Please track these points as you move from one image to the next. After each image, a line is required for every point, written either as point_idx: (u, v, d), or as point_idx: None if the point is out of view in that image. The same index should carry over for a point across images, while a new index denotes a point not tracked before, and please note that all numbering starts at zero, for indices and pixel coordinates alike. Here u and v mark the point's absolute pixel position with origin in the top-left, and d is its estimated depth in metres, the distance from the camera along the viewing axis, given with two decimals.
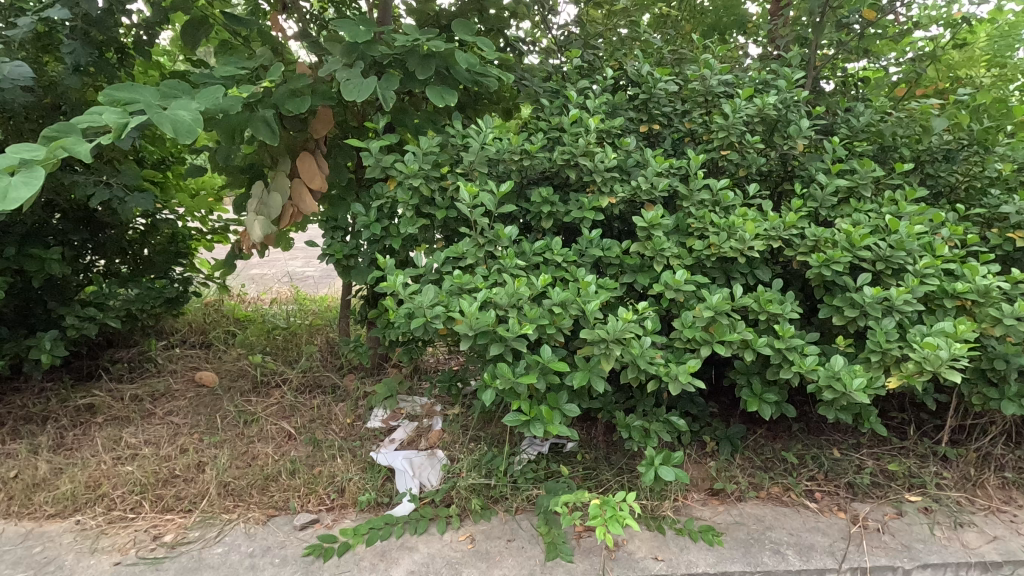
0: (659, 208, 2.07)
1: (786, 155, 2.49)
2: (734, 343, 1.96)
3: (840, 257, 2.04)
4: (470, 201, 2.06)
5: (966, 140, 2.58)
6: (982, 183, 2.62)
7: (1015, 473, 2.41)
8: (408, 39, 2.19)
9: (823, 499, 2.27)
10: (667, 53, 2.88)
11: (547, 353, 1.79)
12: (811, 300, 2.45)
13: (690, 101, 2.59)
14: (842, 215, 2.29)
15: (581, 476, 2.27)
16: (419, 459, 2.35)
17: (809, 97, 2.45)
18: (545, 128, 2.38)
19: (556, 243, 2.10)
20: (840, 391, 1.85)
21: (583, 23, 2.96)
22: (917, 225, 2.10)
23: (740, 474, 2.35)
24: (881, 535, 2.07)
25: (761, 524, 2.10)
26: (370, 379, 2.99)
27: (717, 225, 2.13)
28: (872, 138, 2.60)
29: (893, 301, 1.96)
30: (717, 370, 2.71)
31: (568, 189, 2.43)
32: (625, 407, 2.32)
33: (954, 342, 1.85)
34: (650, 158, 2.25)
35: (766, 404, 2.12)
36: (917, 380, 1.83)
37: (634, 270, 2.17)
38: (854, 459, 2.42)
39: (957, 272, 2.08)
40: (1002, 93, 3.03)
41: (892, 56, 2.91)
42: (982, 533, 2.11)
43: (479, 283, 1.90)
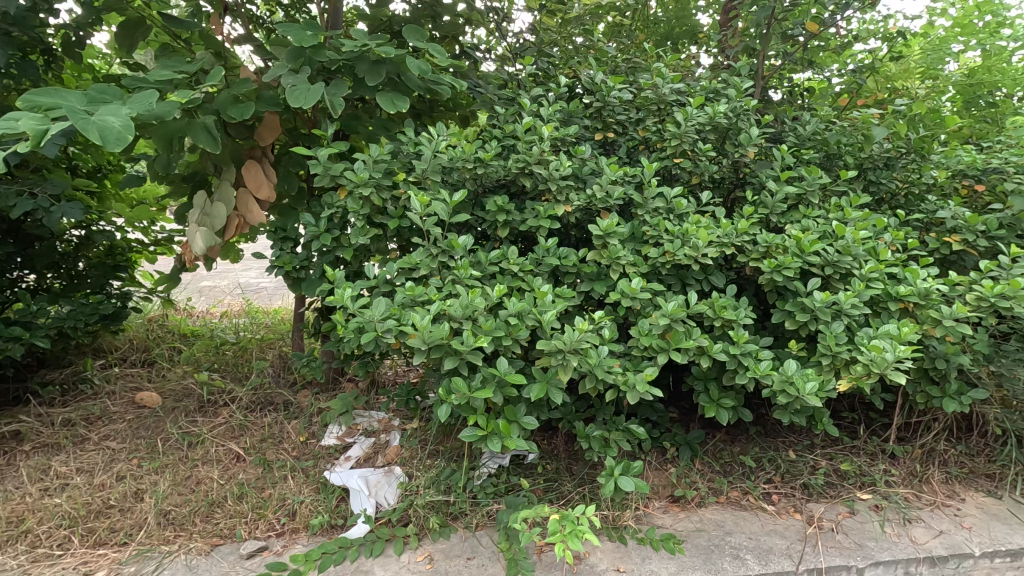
0: (614, 216, 2.07)
1: (737, 162, 2.55)
2: (691, 350, 1.96)
3: (791, 263, 2.08)
4: (422, 211, 2.01)
5: (905, 149, 2.68)
6: (920, 189, 2.73)
7: (958, 467, 2.50)
8: (357, 45, 2.12)
9: (780, 501, 2.30)
10: (620, 62, 2.91)
11: (503, 366, 1.75)
12: (764, 305, 2.50)
13: (644, 109, 2.58)
14: (792, 221, 2.34)
15: (542, 488, 2.24)
16: (376, 476, 2.26)
17: (758, 106, 2.50)
18: (500, 135, 2.35)
19: (512, 252, 2.07)
20: (794, 395, 1.88)
21: (537, 31, 2.95)
22: (862, 231, 2.16)
23: (699, 479, 2.37)
24: (835, 535, 2.11)
25: (720, 529, 2.11)
26: (325, 395, 2.89)
27: (672, 232, 2.14)
28: (818, 146, 2.69)
29: (842, 305, 2.01)
30: (675, 376, 2.73)
31: (525, 198, 2.42)
32: (586, 416, 2.31)
33: (899, 344, 1.90)
34: (605, 166, 2.25)
35: (722, 410, 2.15)
36: (866, 382, 1.87)
37: (591, 279, 2.16)
38: (808, 460, 2.47)
39: (900, 276, 2.14)
40: (936, 103, 3.17)
41: (834, 68, 3.00)
42: (929, 528, 2.17)
43: (432, 294, 1.85)
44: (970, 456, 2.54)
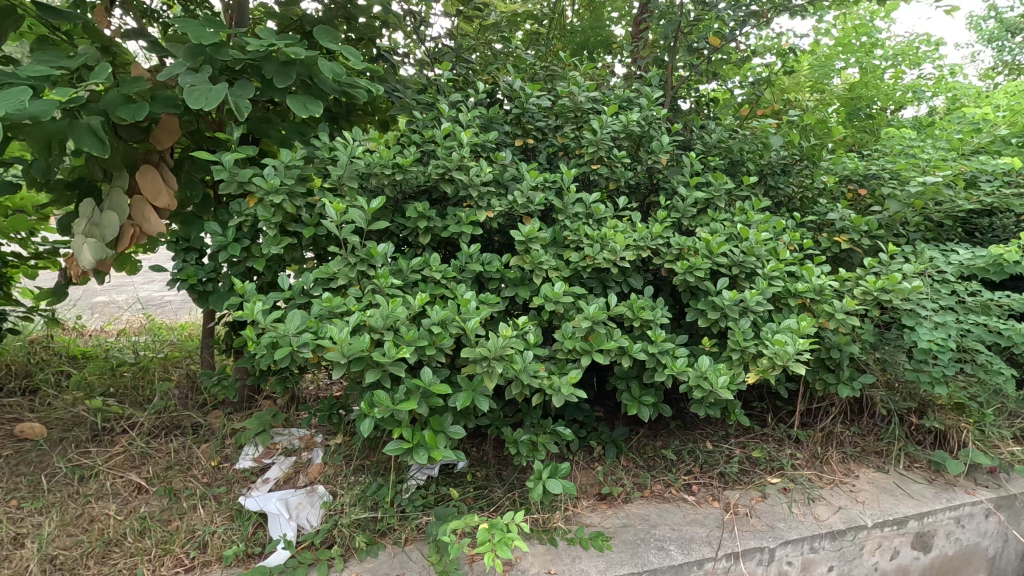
0: (536, 221, 2.09)
1: (651, 168, 2.66)
2: (612, 351, 2.02)
3: (701, 264, 2.19)
4: (338, 219, 1.93)
5: (798, 156, 2.90)
6: (812, 193, 2.97)
7: (852, 447, 2.73)
8: (263, 45, 2.01)
9: (699, 491, 2.42)
10: (538, 70, 2.96)
11: (427, 376, 1.72)
12: (680, 305, 2.62)
13: (562, 116, 2.64)
14: (702, 224, 2.47)
15: (472, 496, 2.22)
16: (297, 497, 2.14)
17: (668, 115, 2.62)
18: (419, 140, 2.31)
19: (435, 259, 2.04)
20: (708, 389, 1.98)
21: (455, 36, 2.94)
22: (763, 233, 2.32)
23: (624, 476, 2.44)
24: (749, 519, 2.23)
25: (645, 523, 2.17)
26: (240, 415, 2.71)
27: (591, 237, 2.19)
28: (724, 152, 2.86)
29: (748, 303, 2.14)
30: (600, 377, 2.81)
31: (447, 205, 2.39)
32: (514, 420, 2.32)
33: (799, 337, 2.04)
34: (525, 173, 2.28)
35: (644, 407, 2.23)
36: (771, 374, 2.00)
37: (515, 284, 2.17)
38: (724, 449, 2.62)
39: (798, 273, 2.31)
40: (824, 115, 3.47)
41: (736, 80, 3.20)
42: (830, 505, 2.35)
43: (352, 305, 1.78)
44: (861, 436, 2.79)
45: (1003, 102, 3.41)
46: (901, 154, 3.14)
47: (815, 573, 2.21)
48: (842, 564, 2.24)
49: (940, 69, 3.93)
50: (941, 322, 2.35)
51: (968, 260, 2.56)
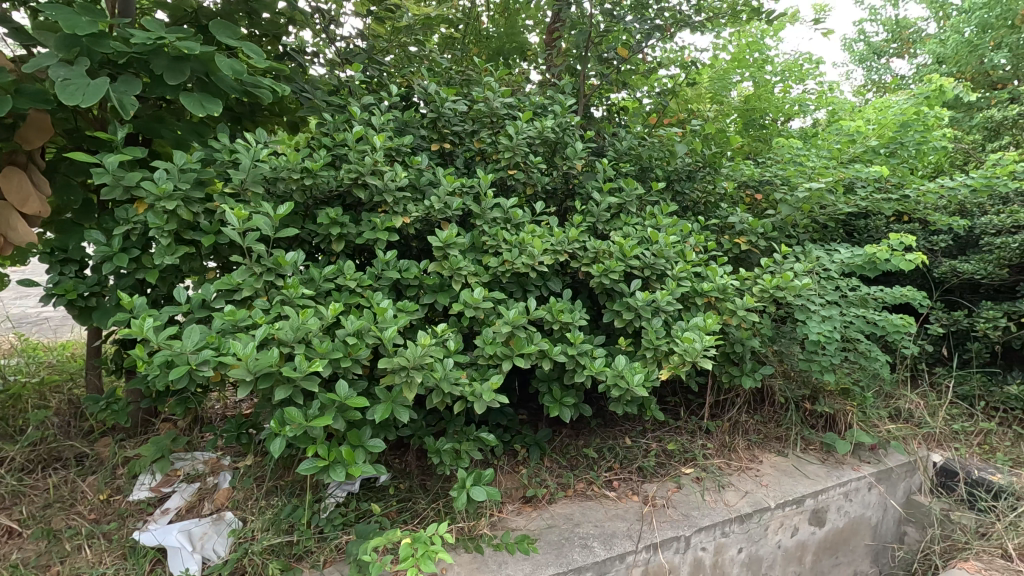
0: (453, 227, 2.07)
1: (567, 174, 2.73)
2: (533, 354, 2.03)
3: (616, 266, 2.27)
4: (240, 226, 1.80)
5: (701, 163, 3.06)
6: (714, 198, 3.14)
7: (755, 434, 2.93)
8: (150, 37, 1.84)
9: (620, 487, 2.49)
10: (454, 74, 2.94)
11: (342, 390, 1.64)
12: (597, 306, 2.69)
13: (478, 121, 2.65)
14: (615, 228, 2.56)
15: (395, 510, 2.16)
16: (202, 527, 1.97)
17: (581, 122, 2.70)
18: (329, 144, 2.22)
19: (349, 267, 1.96)
20: (625, 387, 2.04)
21: (368, 37, 2.86)
22: (672, 236, 2.44)
23: (548, 477, 2.48)
24: (666, 510, 2.33)
25: (569, 523, 2.21)
26: (133, 441, 2.48)
27: (509, 242, 2.20)
28: (634, 159, 2.99)
29: (660, 302, 2.24)
30: (522, 380, 2.84)
31: (361, 210, 2.32)
32: (437, 429, 2.28)
33: (706, 334, 2.16)
34: (442, 177, 2.25)
35: (565, 408, 2.27)
36: (681, 370, 2.09)
37: (434, 290, 2.14)
38: (641, 444, 2.73)
39: (704, 274, 2.44)
40: (723, 124, 3.72)
41: (644, 90, 3.35)
42: (738, 490, 2.50)
43: (258, 318, 1.67)
44: (764, 423, 3.00)
45: (874, 116, 3.80)
46: (790, 162, 3.42)
47: (726, 556, 2.34)
48: (750, 544, 2.39)
49: (821, 85, 4.34)
50: (827, 316, 2.56)
51: (848, 258, 2.82)
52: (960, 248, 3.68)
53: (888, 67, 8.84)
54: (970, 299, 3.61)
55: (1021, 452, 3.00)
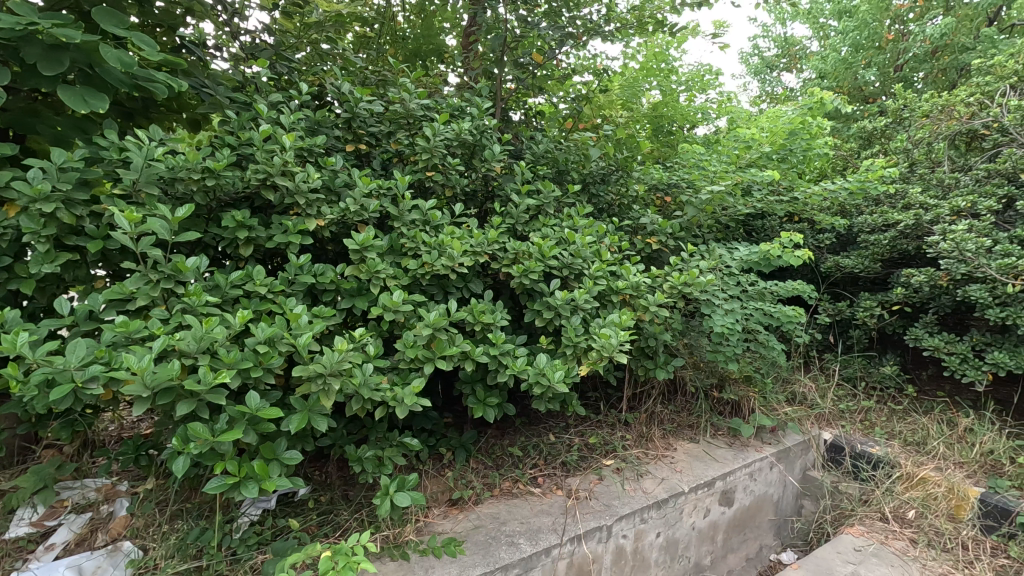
0: (370, 229, 2.03)
1: (486, 176, 2.76)
2: (455, 356, 2.03)
3: (535, 267, 2.32)
4: (132, 230, 1.65)
5: (614, 166, 3.20)
6: (627, 201, 3.29)
7: (670, 424, 3.10)
8: (20, 23, 1.66)
9: (545, 482, 2.54)
10: (369, 75, 2.89)
11: (253, 401, 1.56)
12: (518, 307, 2.73)
13: (394, 123, 2.61)
14: (534, 230, 2.62)
15: (315, 524, 2.07)
16: (95, 561, 1.79)
17: (497, 125, 2.74)
18: (233, 143, 2.10)
19: (258, 272, 1.86)
20: (546, 384, 2.09)
21: (275, 33, 2.73)
22: (588, 237, 2.53)
23: (474, 478, 2.48)
24: (589, 501, 2.40)
25: (496, 522, 2.22)
26: (10, 473, 2.21)
27: (429, 244, 2.19)
28: (551, 162, 3.08)
29: (578, 301, 2.32)
30: (446, 383, 2.83)
31: (271, 213, 2.22)
32: (359, 437, 2.23)
33: (621, 330, 2.25)
34: (357, 179, 2.20)
35: (489, 408, 2.29)
36: (599, 365, 2.17)
37: (351, 295, 2.08)
38: (565, 440, 2.81)
39: (619, 272, 2.55)
40: (633, 130, 3.91)
41: (560, 95, 3.45)
42: (655, 477, 2.63)
43: (155, 329, 1.55)
44: (677, 413, 3.17)
45: (766, 124, 4.13)
46: (694, 166, 3.65)
47: (646, 541, 2.45)
48: (667, 528, 2.52)
49: (721, 95, 4.66)
50: (729, 309, 2.79)
51: (746, 256, 3.04)
52: (842, 244, 4.08)
53: (779, 80, 9.67)
54: (851, 290, 4.02)
55: (894, 426, 3.30)
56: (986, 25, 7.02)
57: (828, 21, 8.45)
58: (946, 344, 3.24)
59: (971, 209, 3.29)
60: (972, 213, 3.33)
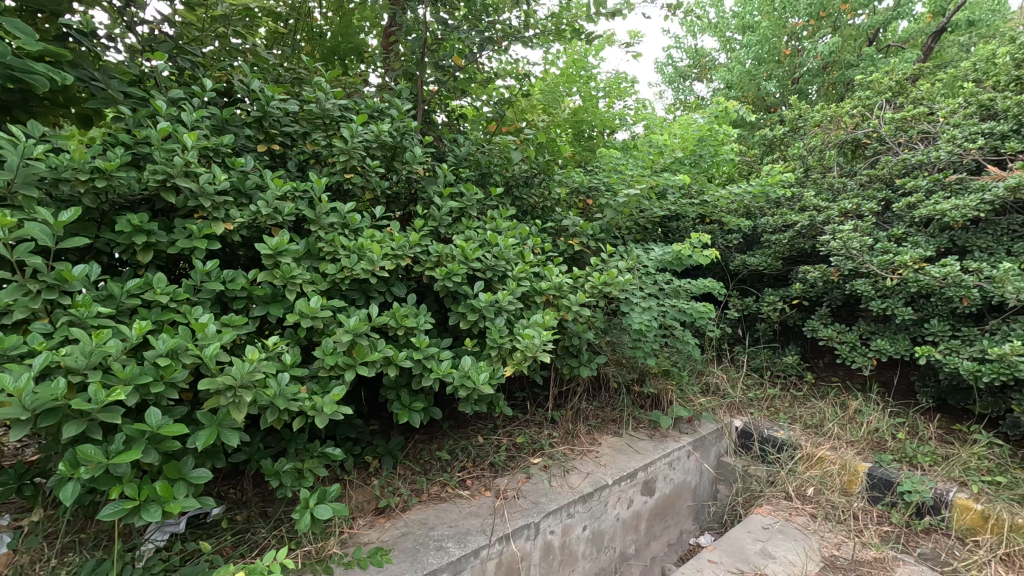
0: (284, 233, 1.94)
1: (408, 178, 2.73)
2: (377, 361, 1.99)
3: (458, 270, 2.32)
4: (6, 236, 1.49)
5: (536, 169, 3.27)
6: (550, 203, 3.36)
7: (594, 419, 3.20)
8: None
9: (473, 484, 2.55)
10: (283, 72, 2.79)
11: (154, 418, 1.45)
12: (443, 310, 2.72)
13: (308, 122, 2.53)
14: (457, 232, 2.62)
15: (230, 544, 1.96)
16: None
17: (419, 127, 2.72)
18: (128, 141, 1.94)
19: (159, 280, 1.74)
20: (471, 387, 2.09)
21: (177, 24, 2.54)
22: (510, 239, 2.56)
23: (400, 485, 2.44)
24: (517, 500, 2.43)
25: (424, 527, 2.20)
26: None
27: (347, 248, 2.13)
28: (474, 165, 3.09)
29: (502, 302, 2.34)
30: (371, 390, 2.77)
31: (174, 216, 2.08)
32: (276, 450, 2.13)
33: (544, 330, 2.30)
34: (269, 181, 2.11)
35: (414, 413, 2.27)
36: (524, 365, 2.20)
37: (265, 302, 1.99)
38: (493, 441, 2.83)
39: (542, 273, 2.60)
40: (555, 134, 3.99)
41: (482, 99, 3.48)
42: (581, 472, 2.70)
43: (36, 344, 1.40)
44: (601, 408, 3.28)
45: (679, 130, 4.35)
46: (613, 170, 3.78)
47: (573, 535, 2.51)
48: (593, 521, 2.60)
49: (638, 102, 4.86)
50: (646, 307, 2.92)
51: (661, 256, 3.20)
52: (748, 244, 4.38)
53: (691, 89, 10.22)
54: (757, 287, 4.32)
55: (796, 411, 3.57)
56: (867, 44, 7.78)
57: (733, 35, 9.03)
58: (838, 334, 3.56)
59: (856, 211, 3.63)
60: (857, 214, 3.67)
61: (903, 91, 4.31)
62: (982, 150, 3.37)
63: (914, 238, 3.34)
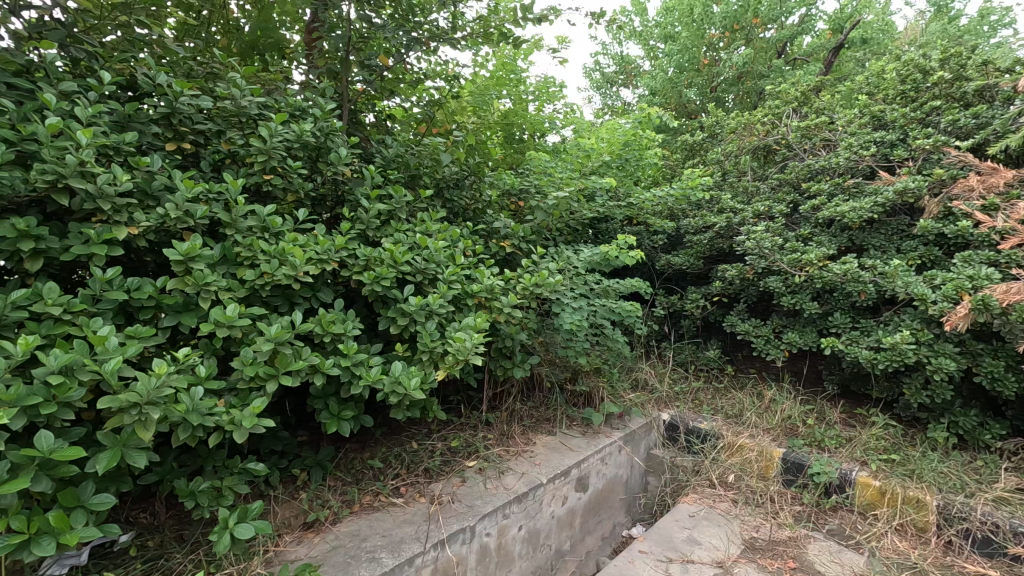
0: (196, 237, 1.82)
1: (332, 180, 2.65)
2: (302, 370, 1.92)
3: (387, 273, 2.27)
4: None
5: (466, 171, 3.26)
6: (481, 205, 3.36)
7: (529, 419, 3.24)
8: None
9: (407, 491, 2.50)
10: (194, 66, 2.62)
11: (45, 442, 1.32)
12: (372, 315, 2.65)
13: (223, 120, 2.39)
14: (386, 235, 2.56)
15: (141, 573, 1.82)
16: None
17: (344, 127, 2.63)
18: (12, 137, 1.76)
19: (49, 290, 1.58)
20: (402, 393, 2.05)
21: (70, 11, 2.33)
22: (441, 241, 2.54)
23: (331, 497, 2.36)
24: (453, 504, 2.41)
25: (355, 539, 2.13)
26: None
27: (268, 252, 2.03)
28: (402, 166, 3.04)
29: (432, 306, 2.31)
30: (297, 399, 2.66)
31: (69, 220, 1.90)
32: (193, 468, 2.00)
33: (476, 332, 2.29)
34: (178, 181, 1.97)
35: (343, 422, 2.20)
36: (456, 369, 2.18)
37: (176, 311, 1.86)
38: (427, 446, 2.79)
39: (473, 275, 2.59)
40: (485, 137, 4.00)
41: (411, 99, 3.43)
42: (516, 473, 2.71)
43: None
44: (535, 408, 3.32)
45: (606, 134, 4.47)
46: (543, 172, 3.83)
47: (509, 536, 2.52)
48: (528, 520, 2.62)
49: (567, 106, 4.96)
50: (577, 306, 2.98)
51: (590, 256, 3.27)
52: (673, 244, 4.57)
53: (618, 95, 10.55)
54: (681, 285, 4.52)
55: (718, 403, 3.75)
56: (776, 57, 8.34)
57: (656, 43, 9.41)
58: (754, 328, 3.79)
59: (768, 213, 3.88)
60: (769, 216, 3.92)
61: (807, 102, 4.65)
62: (875, 157, 3.70)
63: (819, 238, 3.61)
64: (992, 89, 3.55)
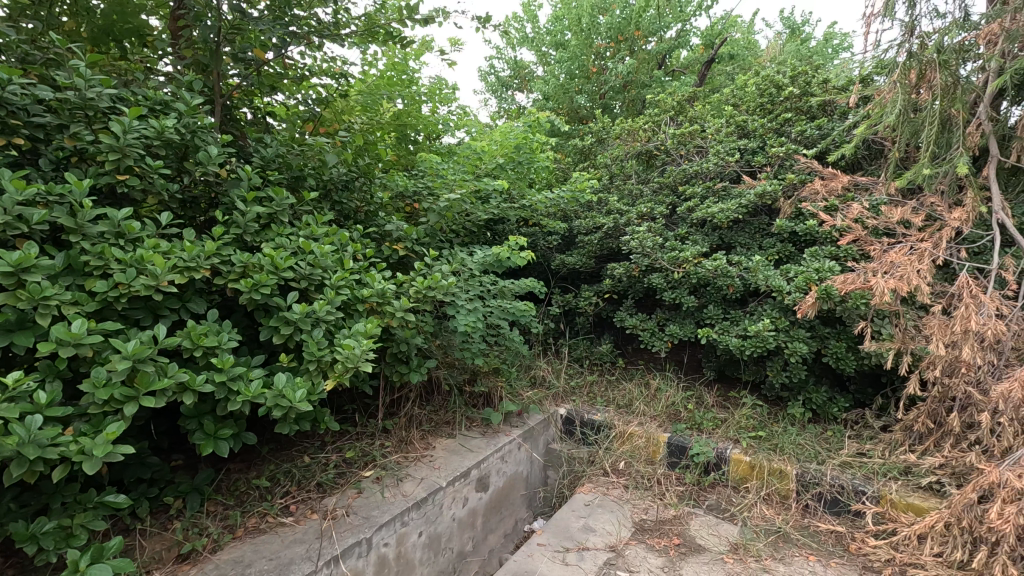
0: (30, 245, 1.60)
1: (203, 181, 2.45)
2: (168, 390, 1.75)
3: (267, 280, 2.13)
4: None
5: (354, 172, 3.15)
6: (371, 208, 3.27)
7: (427, 423, 3.20)
8: None
9: (298, 509, 2.38)
10: (30, 51, 2.30)
11: None
12: (253, 324, 2.49)
13: (66, 113, 2.11)
14: (266, 239, 2.41)
15: None
16: None
17: (214, 124, 2.44)
18: None
19: None
20: (286, 406, 1.95)
21: None
22: (327, 246, 2.43)
23: (210, 524, 2.18)
24: (347, 518, 2.32)
25: (239, 566, 1.99)
26: None
27: (123, 260, 1.83)
28: (284, 167, 2.88)
29: (319, 313, 2.21)
30: (169, 420, 2.43)
31: None
32: (36, 508, 1.76)
33: (367, 338, 2.22)
34: (5, 181, 1.72)
35: (221, 441, 2.04)
36: (345, 377, 2.10)
37: (7, 330, 1.62)
38: (320, 459, 2.67)
39: (362, 280, 2.51)
40: (376, 137, 3.90)
41: (293, 96, 3.25)
42: (415, 479, 2.67)
43: None
44: (434, 412, 3.29)
45: (499, 135, 4.52)
46: (436, 174, 3.81)
47: (409, 544, 2.47)
48: (428, 525, 2.58)
49: (460, 107, 4.97)
50: (472, 308, 2.99)
51: (484, 258, 3.30)
52: (567, 244, 4.73)
53: (513, 99, 10.74)
54: (574, 283, 4.70)
55: (610, 394, 3.94)
56: (658, 68, 8.93)
57: (549, 50, 9.69)
58: (641, 323, 4.03)
59: (650, 214, 4.14)
60: (651, 217, 4.19)
61: (682, 110, 5.02)
62: (739, 163, 4.07)
63: (694, 237, 3.92)
64: (831, 104, 4.05)
